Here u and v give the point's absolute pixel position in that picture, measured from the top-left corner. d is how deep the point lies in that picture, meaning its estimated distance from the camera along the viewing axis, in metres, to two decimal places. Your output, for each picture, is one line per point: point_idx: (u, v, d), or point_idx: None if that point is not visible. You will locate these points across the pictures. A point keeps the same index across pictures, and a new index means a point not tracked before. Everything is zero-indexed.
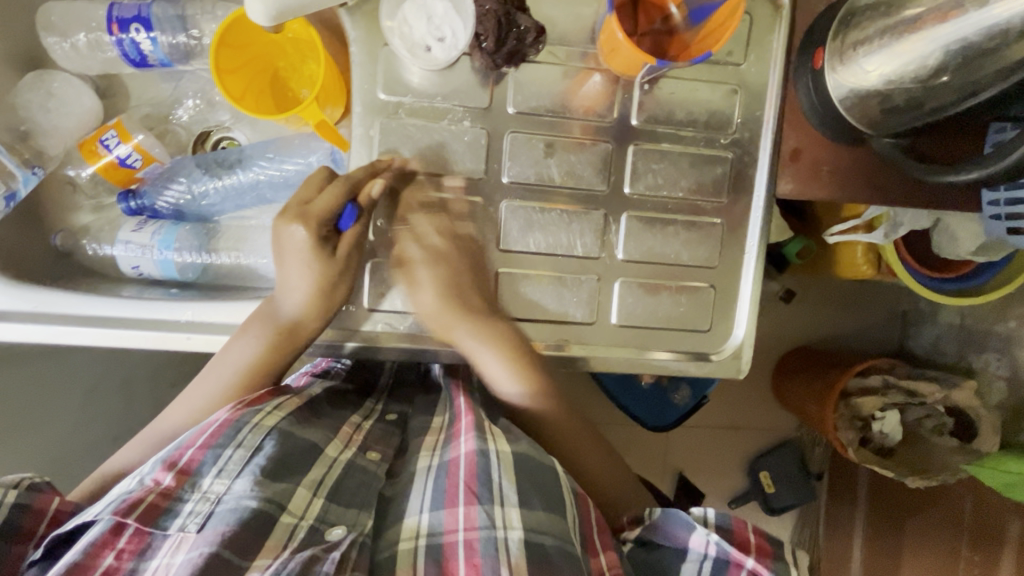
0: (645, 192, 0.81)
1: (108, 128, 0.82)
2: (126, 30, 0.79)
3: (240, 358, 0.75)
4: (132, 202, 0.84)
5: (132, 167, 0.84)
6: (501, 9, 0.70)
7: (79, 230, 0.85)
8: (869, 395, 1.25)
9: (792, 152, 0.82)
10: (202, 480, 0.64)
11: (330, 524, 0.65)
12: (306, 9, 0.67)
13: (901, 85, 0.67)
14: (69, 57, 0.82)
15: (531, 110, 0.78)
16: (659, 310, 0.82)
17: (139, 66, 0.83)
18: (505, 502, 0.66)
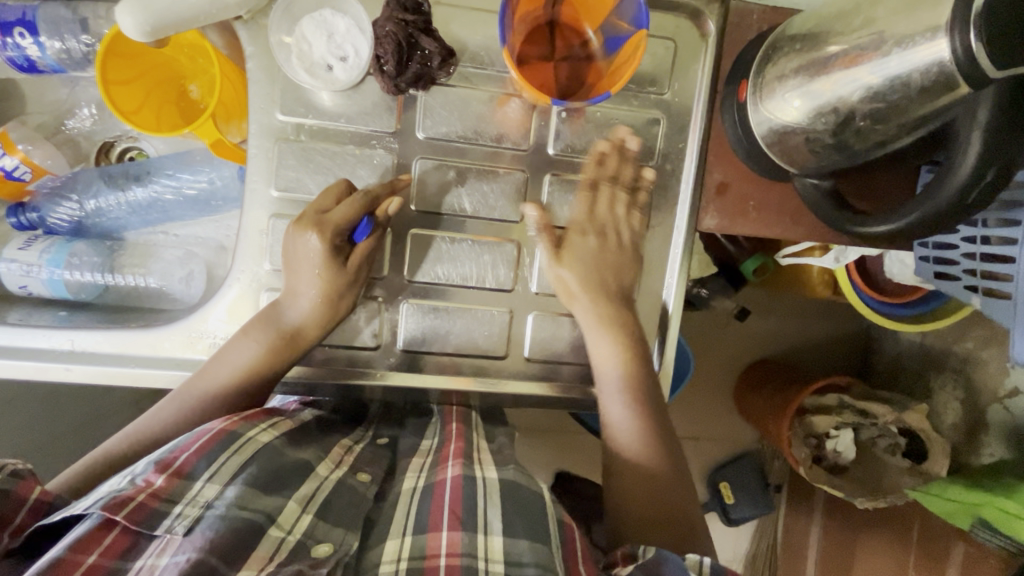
0: (562, 224, 0.77)
1: None
2: (10, 34, 0.74)
3: (238, 359, 0.70)
4: (23, 216, 0.80)
5: (20, 179, 0.79)
6: (403, 31, 0.66)
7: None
8: (824, 414, 1.21)
9: (718, 186, 0.78)
10: (193, 484, 0.57)
11: (317, 541, 0.57)
12: (186, 26, 0.63)
13: (816, 127, 0.63)
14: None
15: (441, 136, 0.74)
16: (574, 346, 0.79)
17: (29, 71, 0.78)
18: (489, 529, 0.58)
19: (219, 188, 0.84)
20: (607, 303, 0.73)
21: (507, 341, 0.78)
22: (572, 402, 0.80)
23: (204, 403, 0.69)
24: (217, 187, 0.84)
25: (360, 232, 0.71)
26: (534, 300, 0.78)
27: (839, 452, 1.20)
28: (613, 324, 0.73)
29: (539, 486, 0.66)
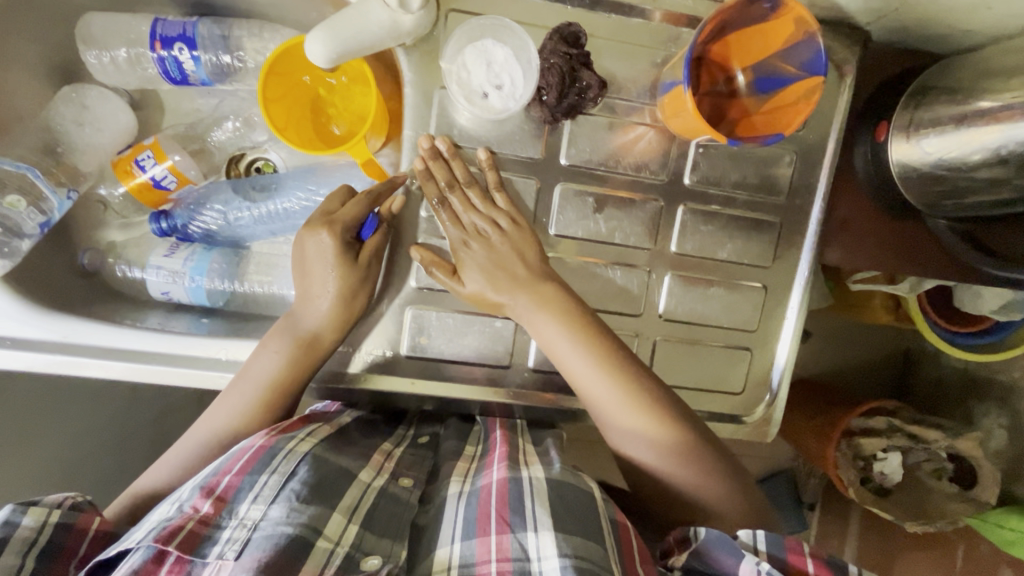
0: (692, 252, 0.79)
1: (143, 147, 0.79)
2: (169, 48, 0.75)
3: (260, 369, 0.72)
4: (164, 223, 0.81)
5: (166, 187, 0.81)
6: (566, 64, 0.69)
7: (107, 249, 0.82)
8: (874, 437, 1.13)
9: (841, 222, 0.81)
10: (239, 506, 0.58)
11: (366, 554, 0.58)
12: (366, 53, 0.66)
13: (962, 173, 0.66)
14: (108, 72, 0.78)
15: (584, 163, 0.76)
16: (695, 372, 0.80)
17: (180, 84, 0.80)
18: (538, 527, 0.59)
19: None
20: (553, 292, 0.72)
21: None
22: None
23: (231, 422, 0.71)
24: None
25: (368, 228, 0.74)
26: (660, 325, 0.79)
27: (885, 474, 1.13)
28: (554, 310, 0.71)
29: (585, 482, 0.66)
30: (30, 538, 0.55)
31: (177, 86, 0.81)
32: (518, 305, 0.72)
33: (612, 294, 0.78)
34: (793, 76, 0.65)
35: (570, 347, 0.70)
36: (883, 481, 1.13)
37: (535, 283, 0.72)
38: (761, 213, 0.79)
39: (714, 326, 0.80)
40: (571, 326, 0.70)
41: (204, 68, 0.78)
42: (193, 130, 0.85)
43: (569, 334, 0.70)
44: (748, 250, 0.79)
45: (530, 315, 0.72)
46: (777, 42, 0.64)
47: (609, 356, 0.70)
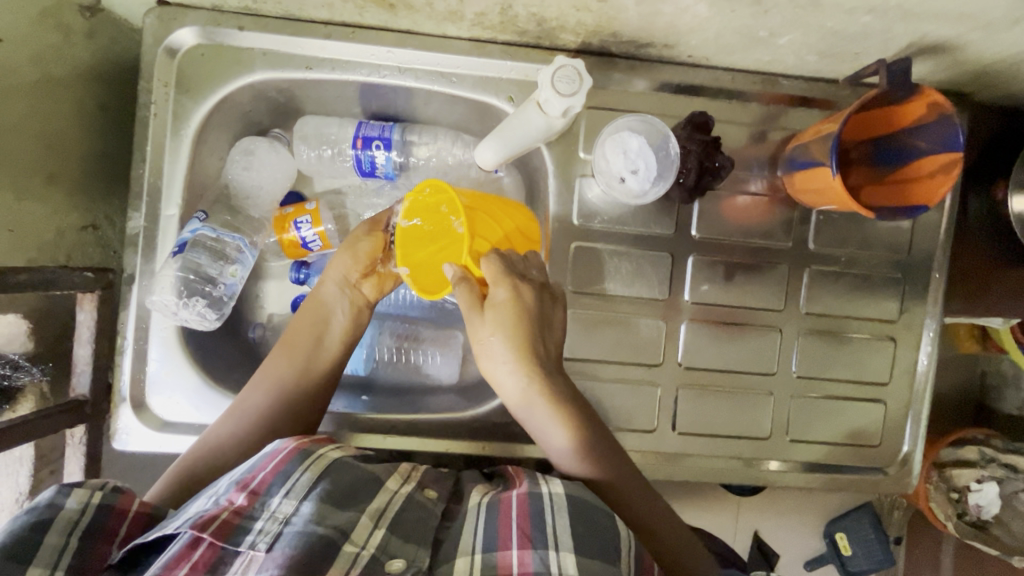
0: (821, 311, 0.83)
1: (304, 211, 0.84)
2: (369, 146, 0.85)
3: (292, 348, 0.76)
4: (302, 273, 0.88)
5: (311, 248, 0.86)
6: (702, 149, 0.75)
7: (271, 320, 0.90)
8: (969, 468, 1.03)
9: (961, 275, 0.85)
10: (271, 500, 0.57)
11: (390, 557, 0.56)
12: (527, 147, 0.73)
13: None
14: (312, 164, 0.88)
15: (715, 236, 0.82)
16: (834, 426, 0.85)
17: (365, 175, 0.88)
18: (561, 547, 0.56)
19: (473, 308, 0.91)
20: (545, 380, 0.69)
21: (772, 422, 0.84)
22: (835, 478, 0.86)
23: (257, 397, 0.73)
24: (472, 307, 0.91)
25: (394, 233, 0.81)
26: (794, 381, 0.84)
27: (981, 506, 1.03)
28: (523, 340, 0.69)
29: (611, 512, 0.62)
30: (72, 520, 0.53)
31: (362, 177, 0.89)
32: (496, 376, 0.71)
33: (748, 355, 0.83)
34: (924, 149, 0.69)
35: (552, 431, 0.69)
36: (980, 514, 1.03)
37: (544, 372, 0.70)
38: (883, 272, 0.84)
39: (846, 382, 0.85)
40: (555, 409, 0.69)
41: (390, 165, 0.87)
42: (348, 208, 0.91)
43: (556, 415, 0.69)
44: (869, 306, 0.84)
45: (514, 396, 0.71)
46: (901, 122, 0.70)
47: (589, 439, 0.69)
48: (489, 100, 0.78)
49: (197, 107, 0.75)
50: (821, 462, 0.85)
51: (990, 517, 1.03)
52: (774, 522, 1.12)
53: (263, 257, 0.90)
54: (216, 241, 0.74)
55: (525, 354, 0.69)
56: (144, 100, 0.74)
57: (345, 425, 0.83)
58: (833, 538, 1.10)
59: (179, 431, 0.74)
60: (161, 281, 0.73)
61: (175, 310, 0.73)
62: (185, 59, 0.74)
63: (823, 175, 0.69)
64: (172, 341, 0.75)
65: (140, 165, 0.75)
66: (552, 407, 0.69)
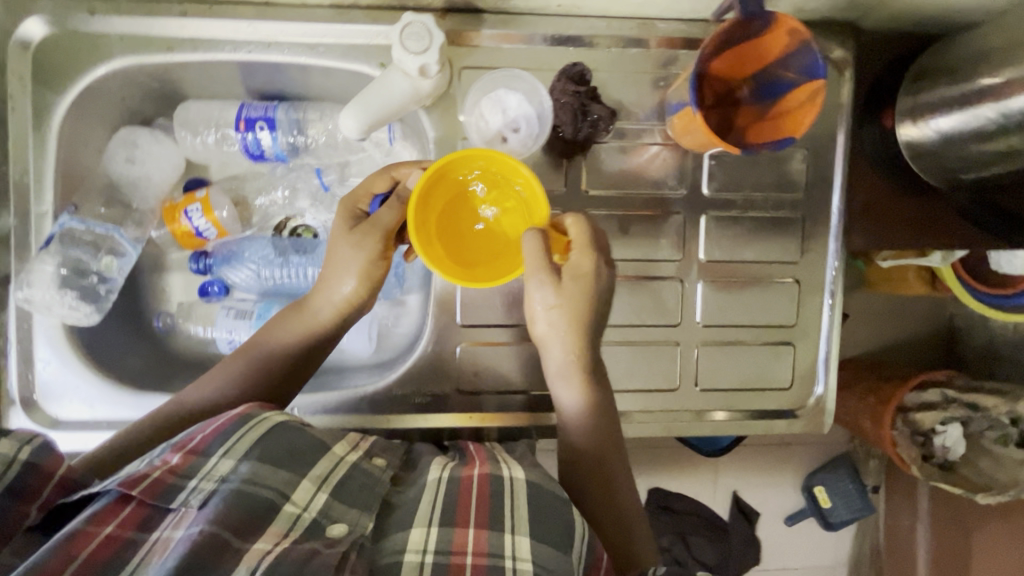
0: (722, 258, 0.82)
1: (194, 200, 0.84)
2: (252, 127, 0.84)
3: (269, 341, 0.74)
4: (202, 263, 0.88)
5: (207, 237, 0.87)
6: (577, 101, 0.73)
7: (176, 310, 0.90)
8: (930, 411, 1.01)
9: (862, 208, 0.83)
10: (208, 460, 0.55)
11: (332, 521, 0.56)
12: (392, 113, 0.71)
13: (964, 144, 0.68)
14: (200, 152, 0.86)
15: (606, 189, 0.80)
16: (743, 372, 0.84)
17: (256, 159, 0.87)
18: (517, 530, 0.57)
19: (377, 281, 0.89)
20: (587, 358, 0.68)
21: (682, 374, 0.84)
22: (750, 425, 0.85)
23: (226, 389, 0.70)
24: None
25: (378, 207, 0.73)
26: (701, 331, 0.83)
27: (947, 448, 1.01)
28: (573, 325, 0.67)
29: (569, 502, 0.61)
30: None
31: (253, 161, 0.88)
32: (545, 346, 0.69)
33: (652, 308, 0.82)
34: (794, 80, 0.68)
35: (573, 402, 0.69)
36: (946, 456, 1.01)
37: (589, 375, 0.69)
38: (784, 213, 0.82)
39: (755, 328, 0.84)
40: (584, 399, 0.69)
41: (280, 144, 0.86)
42: (246, 192, 0.90)
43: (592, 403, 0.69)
44: (773, 249, 0.83)
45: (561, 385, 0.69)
46: (770, 53, 0.67)
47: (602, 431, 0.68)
48: (361, 67, 0.76)
49: (60, 99, 0.74)
50: (734, 409, 0.85)
51: (956, 459, 1.01)
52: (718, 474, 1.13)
53: (161, 250, 0.89)
54: (88, 233, 0.73)
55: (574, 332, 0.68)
56: (3, 95, 0.72)
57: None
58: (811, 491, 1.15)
59: (73, 429, 0.74)
60: (36, 277, 0.71)
61: (50, 306, 0.72)
62: (40, 50, 0.72)
63: (696, 116, 0.67)
64: (58, 339, 0.73)
65: (3, 162, 0.73)
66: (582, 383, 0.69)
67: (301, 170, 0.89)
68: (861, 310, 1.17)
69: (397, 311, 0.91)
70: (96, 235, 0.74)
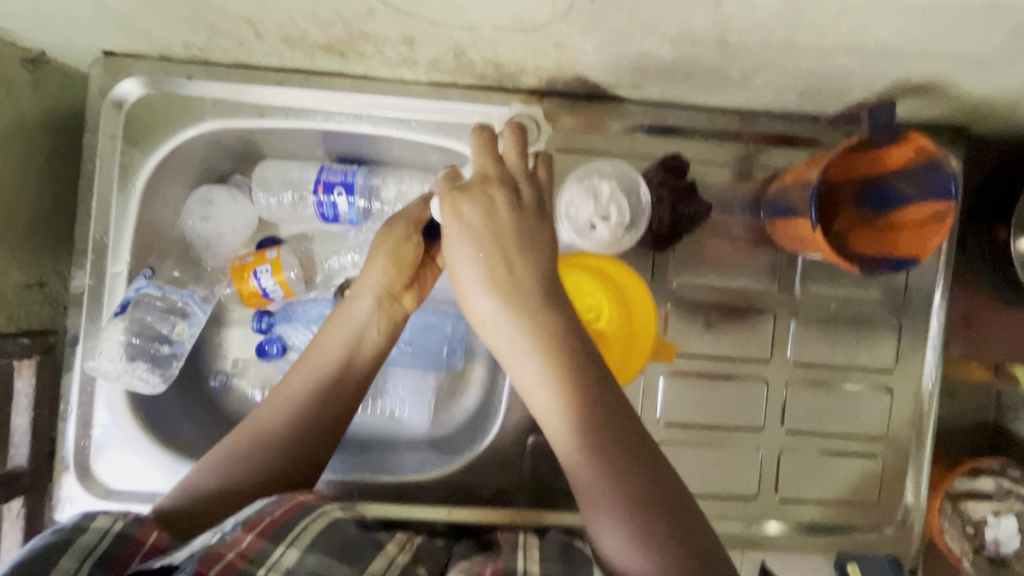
0: (810, 360, 0.78)
1: (265, 260, 0.82)
2: (330, 192, 0.82)
3: (298, 386, 0.66)
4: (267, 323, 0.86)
5: (273, 297, 0.84)
6: (673, 194, 0.72)
7: (233, 370, 0.88)
8: None
9: (961, 320, 0.80)
10: (276, 548, 0.49)
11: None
12: None
13: None
14: (273, 211, 0.85)
15: (694, 283, 0.77)
16: (827, 484, 0.79)
17: (329, 222, 0.85)
18: None
19: (445, 354, 0.88)
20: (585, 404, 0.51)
21: (759, 480, 0.78)
22: (836, 542, 0.79)
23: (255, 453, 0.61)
24: (444, 352, 0.88)
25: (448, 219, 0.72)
26: (783, 436, 0.78)
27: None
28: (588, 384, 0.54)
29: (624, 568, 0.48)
30: (83, 554, 0.47)
31: (326, 224, 0.86)
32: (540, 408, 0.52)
33: (732, 407, 0.78)
34: (914, 196, 0.64)
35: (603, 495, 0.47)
36: None
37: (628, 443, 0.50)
38: (877, 318, 0.78)
39: (839, 435, 0.79)
40: (609, 483, 0.47)
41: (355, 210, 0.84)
42: (315, 252, 0.87)
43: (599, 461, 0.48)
44: (865, 353, 0.78)
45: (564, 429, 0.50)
46: (888, 164, 0.65)
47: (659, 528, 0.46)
48: (451, 144, 0.75)
49: (146, 158, 0.73)
50: (817, 523, 0.79)
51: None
52: None
53: (223, 306, 0.87)
54: (163, 299, 0.71)
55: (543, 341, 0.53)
56: (92, 152, 0.72)
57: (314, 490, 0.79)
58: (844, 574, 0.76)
59: (125, 500, 0.71)
60: (110, 344, 0.69)
61: (118, 375, 0.70)
62: (134, 111, 0.72)
63: (803, 227, 0.65)
64: (120, 403, 0.71)
65: (86, 220, 0.72)
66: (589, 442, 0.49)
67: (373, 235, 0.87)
68: None
69: (459, 386, 0.88)
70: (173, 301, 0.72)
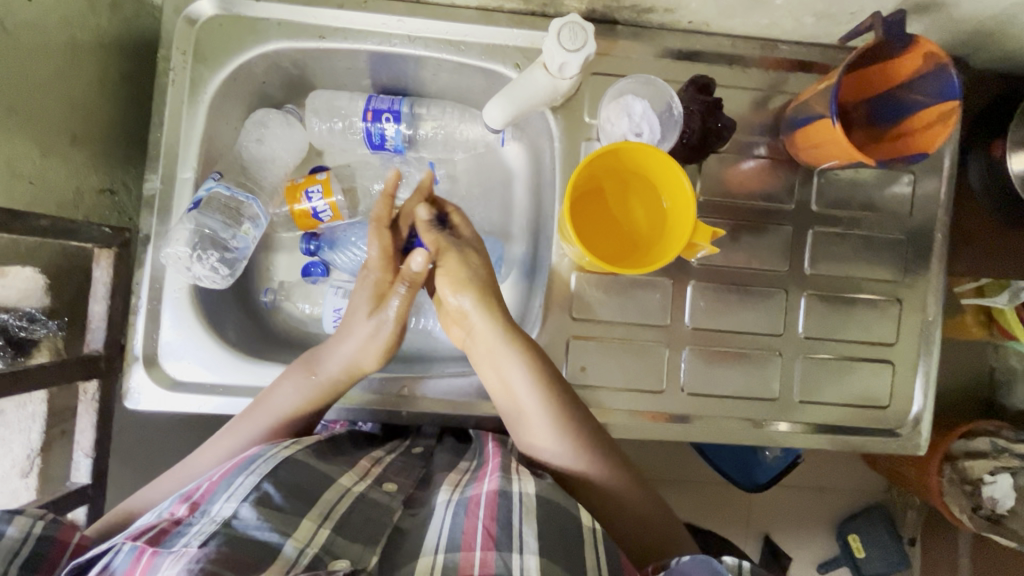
0: (826, 272, 0.84)
1: (316, 181, 0.87)
2: (378, 118, 0.87)
3: (279, 405, 0.75)
4: (313, 244, 0.90)
5: (322, 218, 0.89)
6: (705, 109, 0.76)
7: (281, 289, 0.93)
8: (980, 459, 1.11)
9: (967, 235, 0.85)
10: (212, 506, 0.61)
11: (334, 557, 0.61)
12: (530, 104, 0.75)
13: None
14: (324, 137, 0.91)
15: (719, 196, 0.83)
16: (840, 388, 0.84)
17: (376, 149, 0.91)
18: (525, 549, 0.62)
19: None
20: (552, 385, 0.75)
21: (780, 383, 0.84)
22: (845, 441, 0.85)
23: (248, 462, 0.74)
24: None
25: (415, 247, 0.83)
26: (803, 342, 0.84)
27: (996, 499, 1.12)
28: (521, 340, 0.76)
29: (578, 506, 0.68)
30: (13, 548, 0.57)
31: (373, 151, 0.92)
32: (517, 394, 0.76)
33: (753, 315, 0.83)
34: (921, 102, 0.71)
35: (559, 453, 0.75)
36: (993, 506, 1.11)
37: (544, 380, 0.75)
38: (888, 234, 0.84)
39: (855, 343, 0.84)
40: (563, 422, 0.75)
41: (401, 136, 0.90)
42: (359, 180, 0.93)
43: (554, 416, 0.75)
44: (875, 268, 0.84)
45: (540, 427, 0.75)
46: (898, 77, 0.71)
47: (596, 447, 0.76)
48: (496, 68, 0.81)
49: (213, 74, 0.79)
50: (828, 425, 0.85)
51: (1004, 508, 1.11)
52: (770, 514, 1.33)
53: (273, 228, 0.92)
54: (231, 199, 0.75)
55: (532, 358, 0.75)
56: (164, 67, 0.78)
57: (369, 390, 0.85)
58: (846, 538, 1.32)
59: (189, 392, 0.75)
60: (176, 236, 0.74)
61: (188, 266, 0.74)
62: (204, 29, 0.78)
63: (824, 126, 0.71)
64: (184, 301, 0.75)
65: (158, 131, 0.77)
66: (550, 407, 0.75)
67: (415, 163, 0.93)
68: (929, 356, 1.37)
69: None
70: (238, 203, 0.76)
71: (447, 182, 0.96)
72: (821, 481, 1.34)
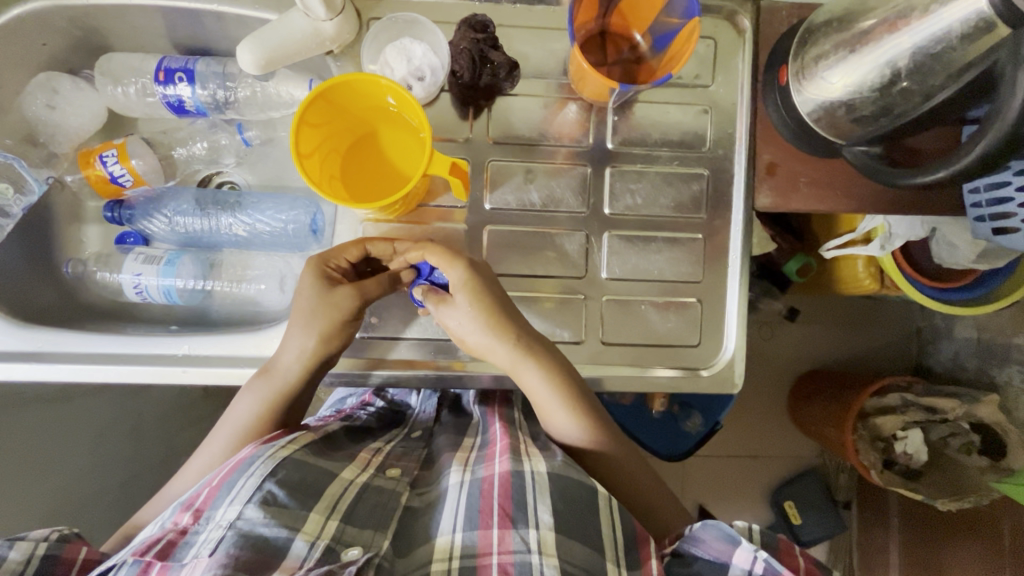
0: (625, 212, 0.83)
1: (111, 146, 0.86)
2: (170, 77, 0.85)
3: (240, 414, 0.76)
4: (116, 212, 0.88)
5: (122, 184, 0.87)
6: (476, 47, 0.75)
7: (87, 259, 0.90)
8: (889, 415, 1.24)
9: (768, 166, 0.82)
10: (216, 512, 0.62)
11: (346, 546, 0.63)
12: (289, 51, 0.73)
13: (863, 95, 0.68)
14: (120, 102, 0.88)
15: (511, 138, 0.81)
16: (643, 328, 0.83)
17: (178, 112, 0.88)
18: (539, 525, 0.64)
19: (293, 232, 0.89)
20: (562, 383, 0.76)
21: (585, 326, 0.83)
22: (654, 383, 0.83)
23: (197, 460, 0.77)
24: (290, 230, 0.89)
25: (426, 272, 0.79)
26: (606, 284, 0.83)
27: (909, 454, 1.24)
28: (537, 350, 0.75)
29: (591, 480, 0.71)
30: (19, 570, 0.59)
31: (176, 114, 0.89)
32: (545, 404, 0.77)
33: (553, 259, 0.82)
34: (679, 25, 0.73)
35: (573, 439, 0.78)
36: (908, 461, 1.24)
37: (550, 380, 0.75)
38: (687, 169, 0.83)
39: (660, 283, 0.83)
40: (575, 414, 0.76)
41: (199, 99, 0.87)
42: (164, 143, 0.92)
43: (569, 409, 0.76)
44: (673, 208, 0.83)
45: (557, 418, 0.77)
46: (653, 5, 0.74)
47: (601, 429, 0.78)
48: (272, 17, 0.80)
49: None
50: (632, 366, 0.83)
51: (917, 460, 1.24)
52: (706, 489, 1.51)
53: (78, 198, 0.91)
54: None
55: (553, 369, 0.75)
56: None
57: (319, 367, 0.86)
58: (782, 507, 1.47)
59: None
60: None
61: None
62: None
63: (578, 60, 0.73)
64: None
65: None
66: (564, 400, 0.76)
67: (221, 122, 0.92)
68: (836, 312, 1.51)
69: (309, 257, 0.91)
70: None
71: (260, 143, 0.94)
72: (753, 449, 1.52)
